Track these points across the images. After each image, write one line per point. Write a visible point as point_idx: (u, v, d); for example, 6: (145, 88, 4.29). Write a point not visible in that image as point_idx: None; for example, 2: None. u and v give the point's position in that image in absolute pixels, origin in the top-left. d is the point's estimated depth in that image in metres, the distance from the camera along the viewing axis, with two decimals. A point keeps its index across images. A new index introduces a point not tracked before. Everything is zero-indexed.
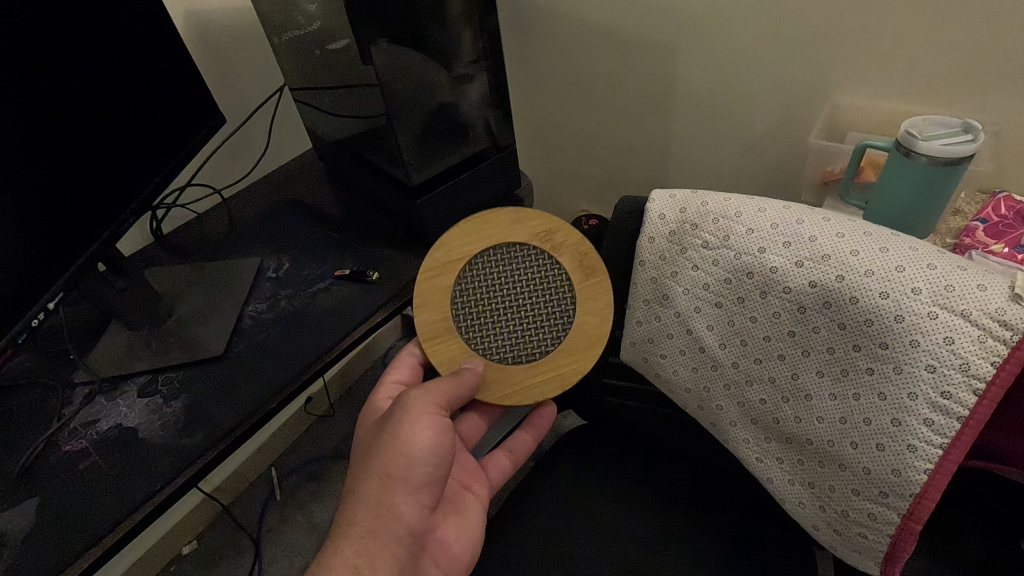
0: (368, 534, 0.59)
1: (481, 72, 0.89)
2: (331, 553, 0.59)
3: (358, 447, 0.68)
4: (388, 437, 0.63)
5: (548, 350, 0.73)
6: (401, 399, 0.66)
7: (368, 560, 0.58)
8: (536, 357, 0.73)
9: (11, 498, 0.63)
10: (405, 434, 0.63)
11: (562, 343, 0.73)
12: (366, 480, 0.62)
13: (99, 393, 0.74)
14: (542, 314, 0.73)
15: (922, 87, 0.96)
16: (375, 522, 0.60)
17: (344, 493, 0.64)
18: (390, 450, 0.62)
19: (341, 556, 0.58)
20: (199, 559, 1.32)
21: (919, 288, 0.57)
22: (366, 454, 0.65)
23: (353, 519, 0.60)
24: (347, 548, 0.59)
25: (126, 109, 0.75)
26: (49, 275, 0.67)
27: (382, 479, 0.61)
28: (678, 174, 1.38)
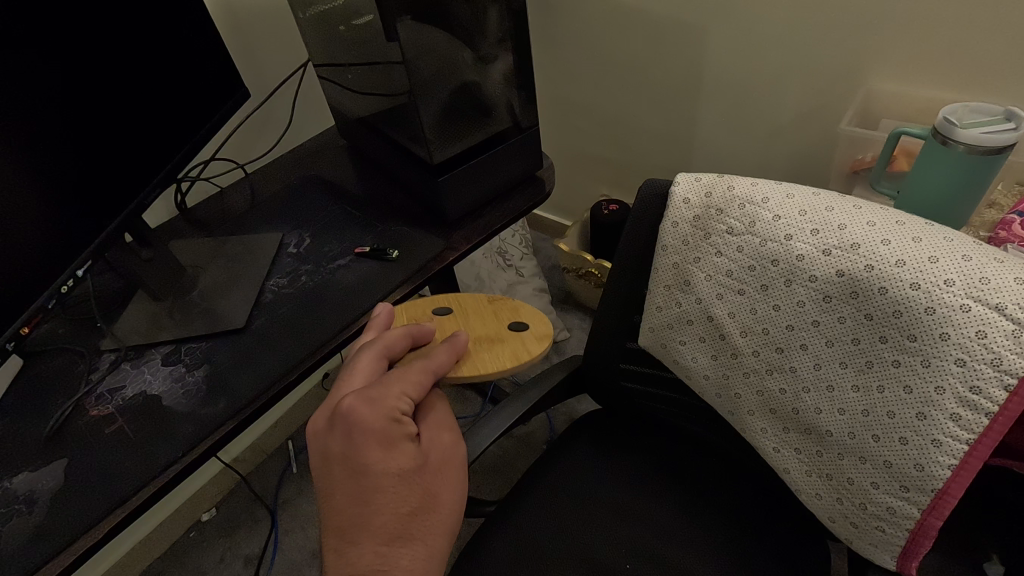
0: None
1: (507, 51, 0.87)
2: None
3: (397, 478, 0.56)
4: (449, 494, 0.61)
5: None
6: (453, 445, 0.63)
7: None
8: None
9: (40, 459, 0.65)
10: (460, 496, 0.62)
11: None
12: (437, 534, 0.57)
13: (125, 360, 0.76)
14: None
15: (963, 74, 0.93)
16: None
17: (394, 535, 0.55)
18: (454, 509, 0.60)
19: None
20: (218, 526, 1.35)
21: (952, 280, 0.55)
22: (422, 498, 0.58)
23: (420, 571, 0.55)
24: None
25: (152, 81, 0.75)
26: (78, 243, 0.68)
27: (447, 536, 0.59)
28: (702, 160, 1.36)
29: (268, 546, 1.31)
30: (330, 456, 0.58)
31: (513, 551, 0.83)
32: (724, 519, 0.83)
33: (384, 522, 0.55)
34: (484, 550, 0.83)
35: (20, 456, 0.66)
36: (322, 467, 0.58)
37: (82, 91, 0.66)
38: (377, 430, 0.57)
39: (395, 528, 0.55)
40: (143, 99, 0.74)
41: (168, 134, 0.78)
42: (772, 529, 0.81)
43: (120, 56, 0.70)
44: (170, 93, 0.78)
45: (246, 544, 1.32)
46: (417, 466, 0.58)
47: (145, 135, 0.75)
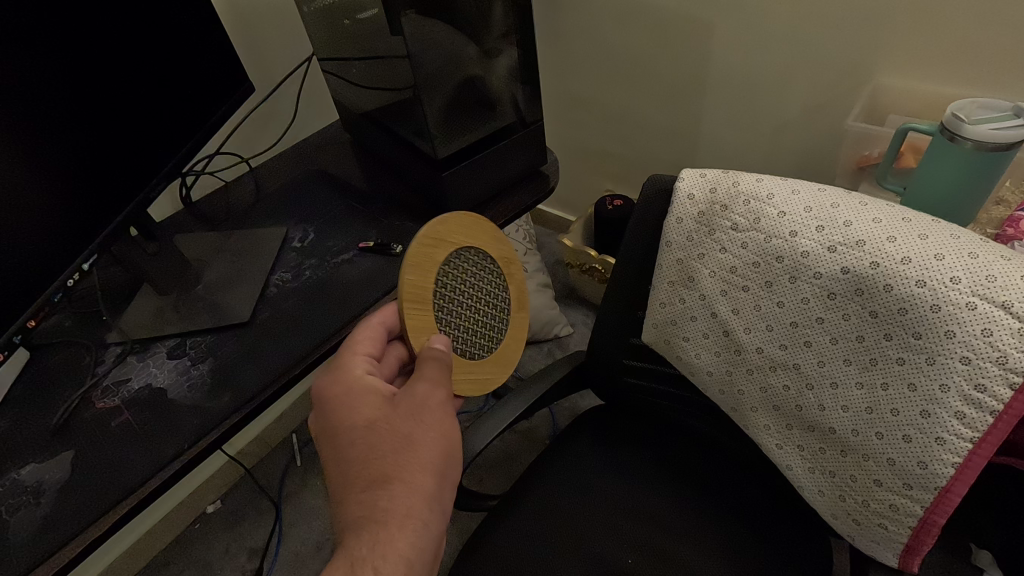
0: (422, 526, 0.54)
1: (511, 46, 0.87)
2: (380, 544, 0.51)
3: (364, 429, 0.58)
4: (431, 433, 0.58)
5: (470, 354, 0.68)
6: (427, 394, 0.59)
7: (418, 555, 0.52)
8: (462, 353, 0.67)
9: (48, 451, 0.66)
10: (449, 434, 0.59)
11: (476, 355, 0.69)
12: (417, 470, 0.56)
13: (131, 353, 0.76)
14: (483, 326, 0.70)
15: (972, 70, 0.92)
16: (425, 516, 0.54)
17: (371, 480, 0.55)
18: (438, 446, 0.58)
19: (395, 546, 0.51)
20: (222, 518, 1.36)
21: (958, 278, 0.55)
22: (396, 440, 0.57)
23: (402, 507, 0.53)
24: (396, 542, 0.51)
25: (158, 76, 0.75)
26: (84, 238, 0.69)
27: (433, 474, 0.57)
28: (707, 155, 1.35)
29: (272, 538, 1.32)
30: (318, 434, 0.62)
31: (516, 544, 0.84)
32: (727, 514, 0.84)
33: (358, 470, 0.56)
34: (487, 543, 0.84)
35: (28, 448, 0.67)
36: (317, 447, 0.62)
37: (90, 85, 0.67)
38: (340, 390, 0.60)
39: (368, 472, 0.55)
40: (148, 94, 0.74)
41: (173, 129, 0.79)
42: (775, 525, 0.81)
43: (124, 51, 0.70)
44: (175, 88, 0.78)
45: (251, 536, 1.33)
46: (383, 414, 0.58)
47: (150, 129, 0.75)
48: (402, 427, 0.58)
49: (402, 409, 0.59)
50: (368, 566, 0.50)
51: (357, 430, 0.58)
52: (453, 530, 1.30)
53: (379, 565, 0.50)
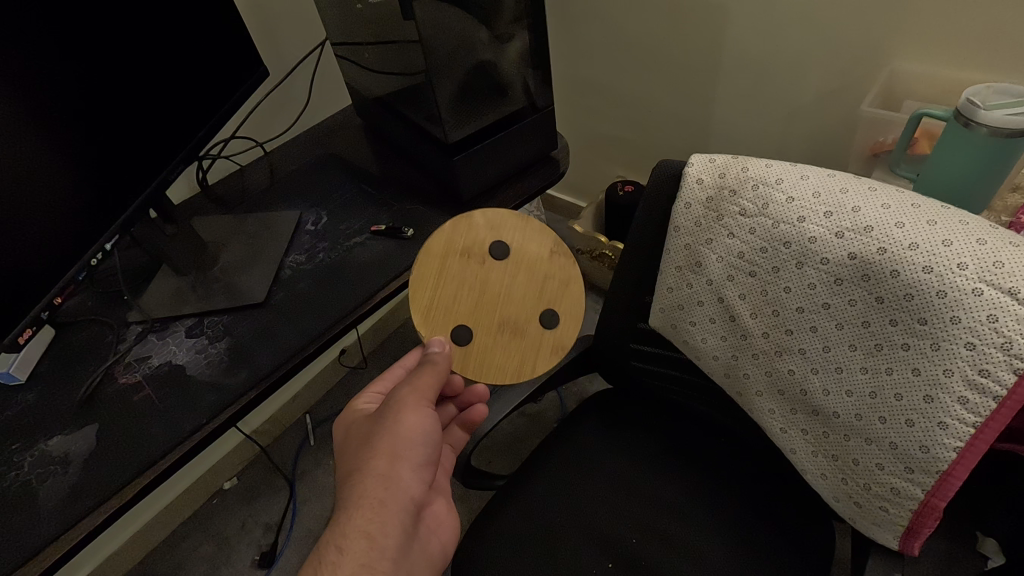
0: (380, 504, 0.55)
1: (523, 31, 0.87)
2: (340, 525, 0.54)
3: (348, 437, 0.64)
4: (389, 422, 0.60)
5: (472, 262, 0.72)
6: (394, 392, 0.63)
7: (381, 527, 0.54)
8: (467, 271, 0.72)
9: (75, 423, 0.69)
10: (410, 421, 0.60)
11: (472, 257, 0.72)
12: (371, 458, 0.58)
13: (151, 332, 0.78)
14: (482, 272, 0.72)
15: (992, 54, 0.90)
16: (384, 495, 0.56)
17: (344, 474, 0.59)
18: (396, 431, 0.59)
19: (353, 524, 0.54)
20: (238, 495, 1.40)
21: (965, 264, 0.55)
22: (363, 439, 0.61)
23: (359, 491, 0.56)
24: (357, 515, 0.54)
25: (175, 61, 0.76)
26: (106, 219, 0.71)
27: (387, 457, 0.58)
28: (720, 142, 1.34)
29: (287, 514, 1.36)
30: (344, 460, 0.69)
31: (522, 523, 0.86)
32: (731, 501, 0.85)
33: (340, 468, 0.61)
34: (494, 519, 0.86)
35: (56, 420, 0.69)
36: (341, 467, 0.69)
37: (108, 71, 0.68)
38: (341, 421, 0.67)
39: (343, 470, 0.60)
40: (166, 78, 0.75)
41: (189, 113, 0.80)
42: (776, 509, 0.83)
43: (142, 38, 0.71)
44: (191, 73, 0.79)
45: (266, 512, 1.37)
46: (362, 423, 0.64)
47: (167, 114, 0.77)
48: (368, 429, 0.61)
49: (376, 412, 0.63)
50: (332, 546, 0.53)
51: (347, 439, 0.64)
52: (461, 509, 1.33)
53: (340, 544, 0.53)
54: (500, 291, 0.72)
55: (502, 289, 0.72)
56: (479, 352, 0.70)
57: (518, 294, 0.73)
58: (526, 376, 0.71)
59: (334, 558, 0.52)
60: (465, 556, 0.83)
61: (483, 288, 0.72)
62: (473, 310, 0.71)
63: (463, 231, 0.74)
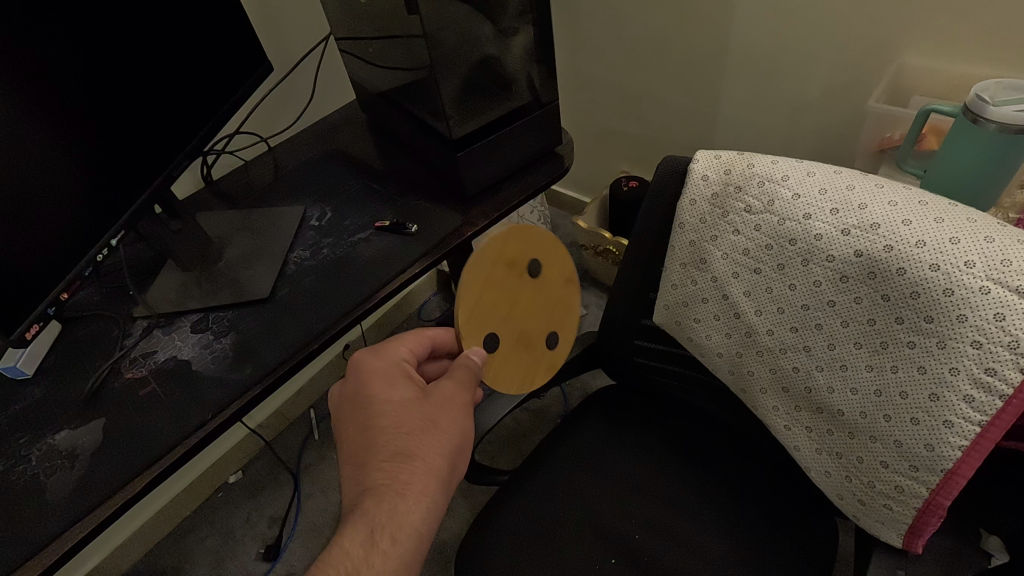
0: (433, 505, 0.58)
1: (527, 26, 0.87)
2: (398, 514, 0.55)
3: (395, 405, 0.61)
4: (452, 423, 0.61)
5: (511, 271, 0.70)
6: (455, 390, 0.63)
7: (427, 528, 0.57)
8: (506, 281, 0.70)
9: (82, 417, 0.69)
10: (466, 429, 0.63)
11: (512, 267, 0.70)
12: (434, 454, 0.59)
13: (157, 327, 0.79)
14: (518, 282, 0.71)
15: (1002, 49, 0.89)
16: (436, 495, 0.58)
17: (394, 453, 0.58)
18: (457, 436, 0.61)
19: (410, 520, 0.56)
20: (243, 488, 1.41)
21: (973, 262, 0.55)
22: (421, 422, 0.60)
23: (419, 485, 0.57)
24: (415, 511, 0.56)
25: (180, 57, 0.76)
26: (111, 214, 0.71)
27: (446, 459, 0.60)
28: (725, 138, 1.33)
29: (291, 507, 1.37)
30: (344, 400, 0.64)
31: (526, 517, 0.86)
32: (736, 497, 0.85)
33: (385, 440, 0.59)
34: (498, 513, 0.87)
35: (63, 414, 0.70)
36: (339, 406, 0.65)
37: (113, 67, 0.68)
38: (378, 370, 0.63)
39: (391, 445, 0.58)
40: (171, 73, 0.75)
41: (193, 108, 0.80)
42: (780, 505, 0.83)
43: (147, 34, 0.71)
44: (194, 69, 0.78)
45: (270, 505, 1.38)
46: (414, 399, 0.61)
47: (172, 109, 0.77)
48: (428, 415, 0.61)
49: (434, 397, 0.62)
50: (386, 534, 0.55)
51: (389, 404, 0.61)
52: (464, 504, 1.34)
53: (396, 536, 0.55)
54: (527, 304, 0.72)
55: (531, 305, 0.73)
56: (501, 364, 0.70)
57: (540, 312, 0.74)
58: (524, 389, 0.74)
59: (386, 548, 0.54)
60: (468, 550, 0.84)
61: (514, 300, 0.71)
62: (505, 318, 0.71)
63: (512, 240, 0.70)
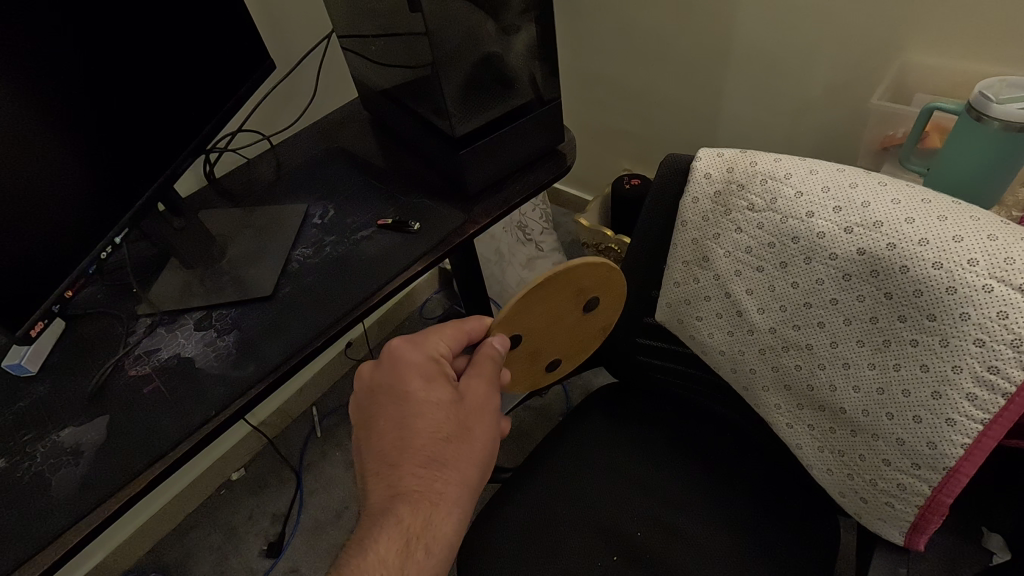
0: (462, 513, 0.59)
1: (529, 23, 0.86)
2: (431, 523, 0.56)
3: (430, 410, 0.59)
4: (486, 433, 0.61)
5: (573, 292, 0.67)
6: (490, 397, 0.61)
7: (456, 535, 0.58)
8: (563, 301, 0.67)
9: (86, 415, 0.70)
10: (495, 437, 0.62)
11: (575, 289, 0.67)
12: (468, 465, 0.59)
13: (160, 324, 0.79)
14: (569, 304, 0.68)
15: (1006, 46, 0.89)
16: (466, 504, 0.59)
17: (430, 459, 0.57)
18: (490, 445, 0.61)
19: (444, 529, 0.57)
20: (246, 485, 1.42)
21: (976, 260, 0.54)
22: (458, 427, 0.59)
23: (451, 495, 0.57)
24: (445, 519, 0.57)
25: (183, 54, 0.76)
26: (115, 213, 0.71)
27: (479, 468, 0.60)
28: (727, 136, 1.33)
29: (294, 504, 1.38)
30: (375, 392, 0.62)
31: (527, 515, 0.86)
32: (738, 494, 0.85)
33: (420, 446, 0.58)
34: (501, 510, 0.87)
35: (68, 411, 0.70)
36: (369, 397, 0.62)
37: (116, 65, 0.68)
38: (417, 365, 0.61)
39: (427, 451, 0.57)
40: (174, 71, 0.75)
41: (196, 107, 0.80)
42: (781, 502, 0.83)
43: (150, 32, 0.71)
44: (197, 66, 0.78)
45: (273, 503, 1.38)
46: (451, 403, 0.60)
47: (175, 107, 0.77)
48: (465, 421, 0.60)
49: (470, 403, 0.60)
50: (421, 543, 0.56)
51: (427, 405, 0.59)
52: None
53: (429, 544, 0.56)
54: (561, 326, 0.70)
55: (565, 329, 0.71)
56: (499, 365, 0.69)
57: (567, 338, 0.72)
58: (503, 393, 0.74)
59: (419, 556, 0.55)
60: (470, 547, 0.84)
61: (554, 320, 0.69)
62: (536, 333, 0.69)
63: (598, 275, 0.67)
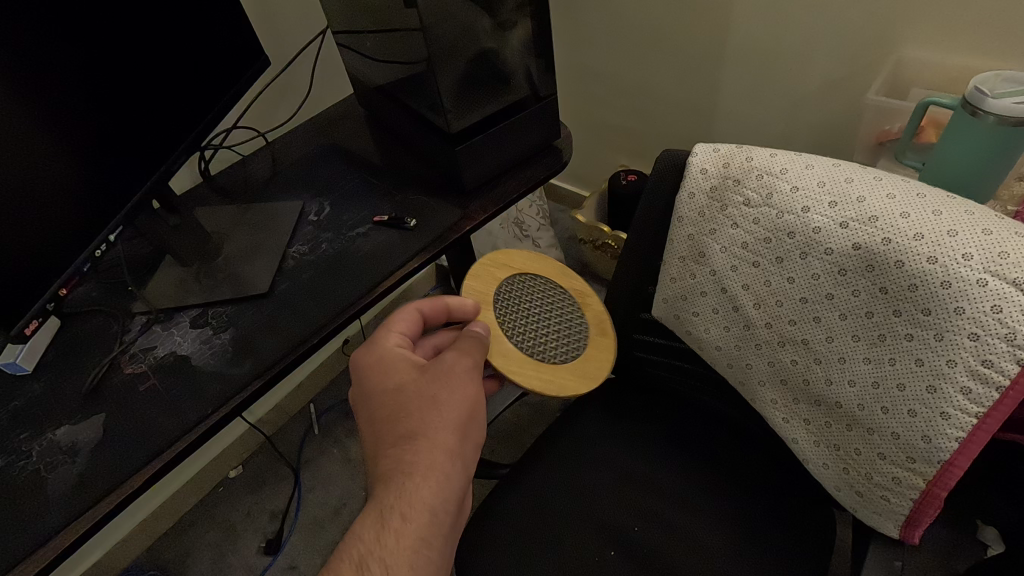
0: (444, 479, 0.56)
1: (525, 18, 0.86)
2: (403, 493, 0.55)
3: (394, 391, 0.61)
4: (456, 394, 0.61)
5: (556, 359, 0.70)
6: (453, 359, 0.62)
7: (441, 503, 0.56)
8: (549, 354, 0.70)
9: (82, 413, 0.69)
10: (472, 395, 0.62)
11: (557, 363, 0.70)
12: (437, 429, 0.58)
13: (155, 322, 0.79)
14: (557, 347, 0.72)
15: (1002, 40, 0.89)
16: (447, 470, 0.57)
17: (398, 436, 0.58)
18: (462, 405, 0.60)
19: (421, 497, 0.55)
20: (244, 483, 1.42)
21: (970, 255, 0.55)
22: (422, 399, 0.60)
23: (424, 462, 0.56)
24: (419, 486, 0.55)
25: (177, 51, 0.76)
26: (111, 209, 0.71)
27: (454, 431, 0.59)
28: (724, 131, 1.33)
29: (292, 502, 1.38)
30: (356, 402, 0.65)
31: (525, 511, 0.86)
32: (735, 489, 0.85)
33: (389, 428, 0.59)
34: (498, 507, 0.87)
35: (64, 409, 0.70)
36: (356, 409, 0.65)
37: (110, 63, 0.68)
38: (374, 361, 0.64)
39: (394, 431, 0.59)
40: (169, 68, 0.75)
41: (191, 103, 0.80)
42: (777, 497, 0.83)
43: (144, 30, 0.71)
44: (192, 63, 0.78)
45: (271, 500, 1.38)
46: (412, 381, 0.62)
47: (170, 103, 0.76)
48: (428, 390, 0.60)
49: (429, 375, 0.62)
50: (395, 512, 0.54)
51: (389, 391, 0.61)
52: None
53: (405, 512, 0.54)
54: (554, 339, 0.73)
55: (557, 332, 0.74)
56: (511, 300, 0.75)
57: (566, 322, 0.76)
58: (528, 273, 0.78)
59: (397, 524, 0.53)
60: (468, 543, 0.84)
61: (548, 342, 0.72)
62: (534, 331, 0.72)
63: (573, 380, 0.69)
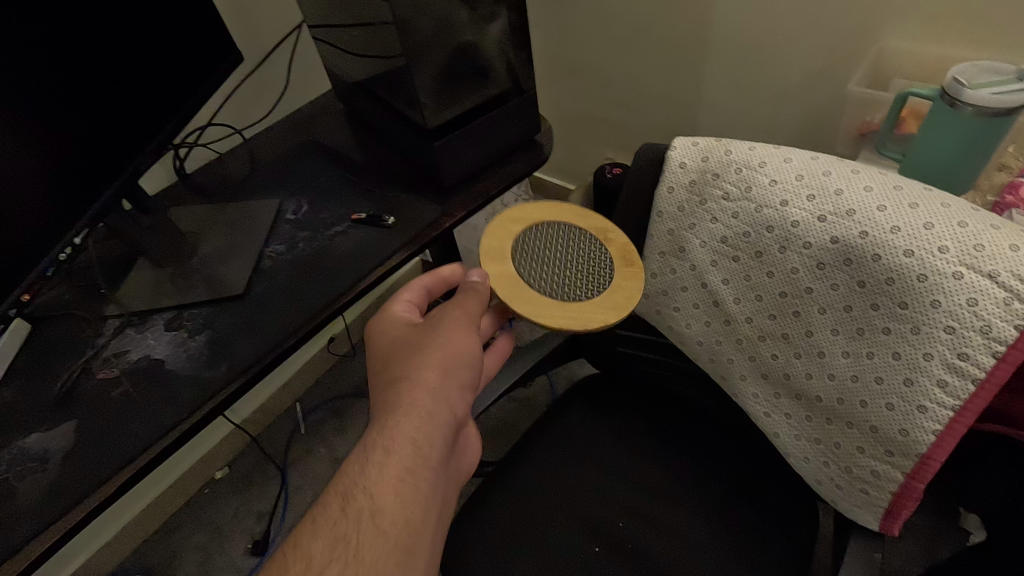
0: (427, 415, 0.53)
1: (503, 11, 0.84)
2: (385, 427, 0.52)
3: (389, 344, 0.61)
4: (444, 336, 0.59)
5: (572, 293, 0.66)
6: (442, 312, 0.61)
7: (427, 437, 0.52)
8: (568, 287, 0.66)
9: (53, 420, 0.68)
10: (461, 339, 0.59)
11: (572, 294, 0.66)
12: (423, 368, 0.56)
13: (129, 325, 0.77)
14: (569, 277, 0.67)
15: (981, 30, 0.89)
16: (433, 402, 0.54)
17: (389, 378, 0.56)
18: (451, 346, 0.58)
19: (400, 429, 0.52)
20: (230, 484, 1.41)
21: (946, 248, 0.54)
22: (413, 345, 0.59)
23: (410, 399, 0.54)
24: (403, 420, 0.52)
25: (147, 46, 0.74)
26: (77, 211, 0.69)
27: (440, 368, 0.56)
28: (708, 123, 1.33)
29: (279, 502, 1.37)
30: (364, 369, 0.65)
31: (510, 509, 0.86)
32: (719, 483, 0.85)
33: (381, 375, 0.58)
34: (483, 505, 0.86)
35: (35, 416, 0.69)
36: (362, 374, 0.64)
37: (77, 60, 0.66)
38: (373, 323, 0.64)
39: (385, 375, 0.57)
40: (136, 64, 0.73)
41: (161, 99, 0.78)
42: (761, 490, 0.83)
43: (113, 25, 0.69)
44: (162, 58, 0.76)
45: (258, 501, 1.37)
46: (405, 335, 0.61)
47: (138, 101, 0.74)
48: (418, 338, 0.59)
49: (421, 330, 0.60)
50: (376, 447, 0.51)
51: (385, 343, 0.61)
52: None
53: (387, 446, 0.51)
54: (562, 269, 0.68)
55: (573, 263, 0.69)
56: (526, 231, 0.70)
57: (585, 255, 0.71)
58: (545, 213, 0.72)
59: (379, 457, 0.51)
60: (452, 543, 0.84)
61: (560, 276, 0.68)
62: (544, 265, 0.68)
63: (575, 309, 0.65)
